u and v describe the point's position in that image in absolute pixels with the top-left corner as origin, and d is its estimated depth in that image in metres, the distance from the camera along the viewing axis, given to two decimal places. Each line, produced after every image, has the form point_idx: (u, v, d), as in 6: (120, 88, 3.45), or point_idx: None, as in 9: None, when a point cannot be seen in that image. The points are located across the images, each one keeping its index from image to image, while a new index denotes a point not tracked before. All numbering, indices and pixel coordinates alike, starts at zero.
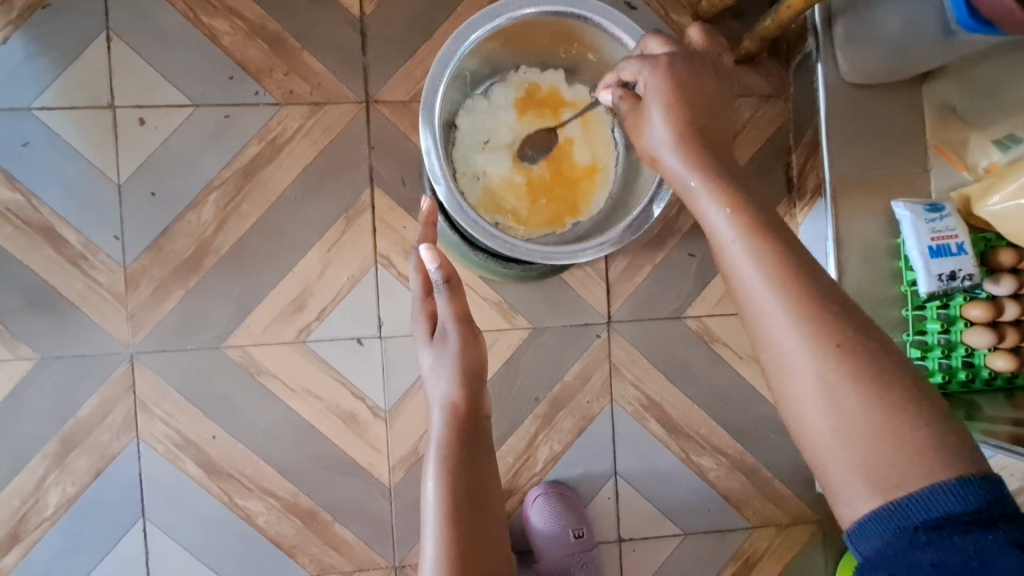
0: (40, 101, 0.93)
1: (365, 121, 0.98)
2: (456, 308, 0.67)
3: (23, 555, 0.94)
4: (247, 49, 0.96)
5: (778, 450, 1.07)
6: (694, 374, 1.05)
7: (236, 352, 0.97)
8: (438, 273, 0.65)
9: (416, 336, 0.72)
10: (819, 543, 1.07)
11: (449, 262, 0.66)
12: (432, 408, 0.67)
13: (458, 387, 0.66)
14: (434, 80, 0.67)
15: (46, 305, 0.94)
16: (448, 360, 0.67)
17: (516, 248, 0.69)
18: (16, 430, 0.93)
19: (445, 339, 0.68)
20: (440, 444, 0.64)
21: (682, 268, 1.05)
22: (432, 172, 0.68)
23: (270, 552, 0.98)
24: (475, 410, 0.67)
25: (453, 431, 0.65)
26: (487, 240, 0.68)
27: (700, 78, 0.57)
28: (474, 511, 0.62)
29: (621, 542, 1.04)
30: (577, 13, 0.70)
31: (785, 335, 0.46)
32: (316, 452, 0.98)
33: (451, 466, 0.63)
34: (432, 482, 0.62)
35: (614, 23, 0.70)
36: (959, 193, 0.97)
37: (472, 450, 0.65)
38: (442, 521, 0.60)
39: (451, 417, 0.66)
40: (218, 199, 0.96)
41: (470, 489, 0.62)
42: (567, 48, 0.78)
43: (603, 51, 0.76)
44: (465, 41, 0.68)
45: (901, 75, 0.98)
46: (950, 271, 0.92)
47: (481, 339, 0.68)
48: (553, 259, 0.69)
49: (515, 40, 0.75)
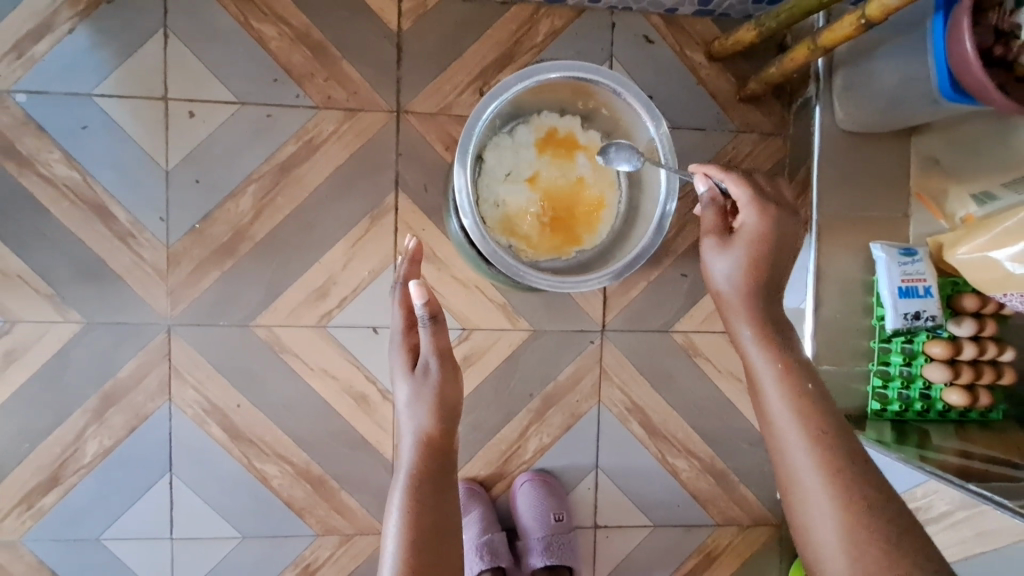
0: (100, 88, 1.01)
1: (395, 128, 1.06)
2: (437, 343, 0.74)
3: (61, 497, 1.05)
4: (291, 54, 1.04)
5: (746, 458, 1.18)
6: (677, 383, 1.15)
7: (262, 331, 1.06)
8: (425, 308, 0.75)
9: (394, 367, 0.76)
10: (776, 543, 1.19)
11: (434, 300, 0.75)
12: (403, 439, 0.69)
13: (432, 419, 0.69)
14: (470, 127, 0.77)
15: (95, 276, 1.03)
16: (427, 392, 0.71)
17: (528, 276, 0.78)
18: (61, 385, 1.04)
19: (425, 371, 0.73)
20: (408, 474, 0.65)
21: (675, 287, 1.14)
22: (461, 205, 0.77)
23: (281, 511, 1.09)
24: (447, 445, 0.68)
25: (424, 461, 0.66)
26: (504, 267, 0.78)
27: (786, 239, 0.71)
28: (436, 544, 0.61)
29: (596, 529, 1.15)
30: (595, 79, 0.80)
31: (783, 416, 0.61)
32: (329, 426, 1.09)
33: (417, 494, 0.63)
34: (397, 514, 0.62)
35: (627, 90, 0.80)
36: (934, 240, 1.06)
37: (440, 483, 0.65)
38: (403, 554, 0.59)
39: (424, 448, 0.67)
40: (256, 191, 1.05)
41: (434, 520, 0.62)
42: (585, 101, 0.87)
43: (615, 108, 0.85)
44: (498, 96, 0.77)
45: (890, 126, 1.05)
46: (915, 311, 1.02)
47: (457, 374, 0.73)
48: (557, 287, 0.78)
49: (540, 92, 0.84)
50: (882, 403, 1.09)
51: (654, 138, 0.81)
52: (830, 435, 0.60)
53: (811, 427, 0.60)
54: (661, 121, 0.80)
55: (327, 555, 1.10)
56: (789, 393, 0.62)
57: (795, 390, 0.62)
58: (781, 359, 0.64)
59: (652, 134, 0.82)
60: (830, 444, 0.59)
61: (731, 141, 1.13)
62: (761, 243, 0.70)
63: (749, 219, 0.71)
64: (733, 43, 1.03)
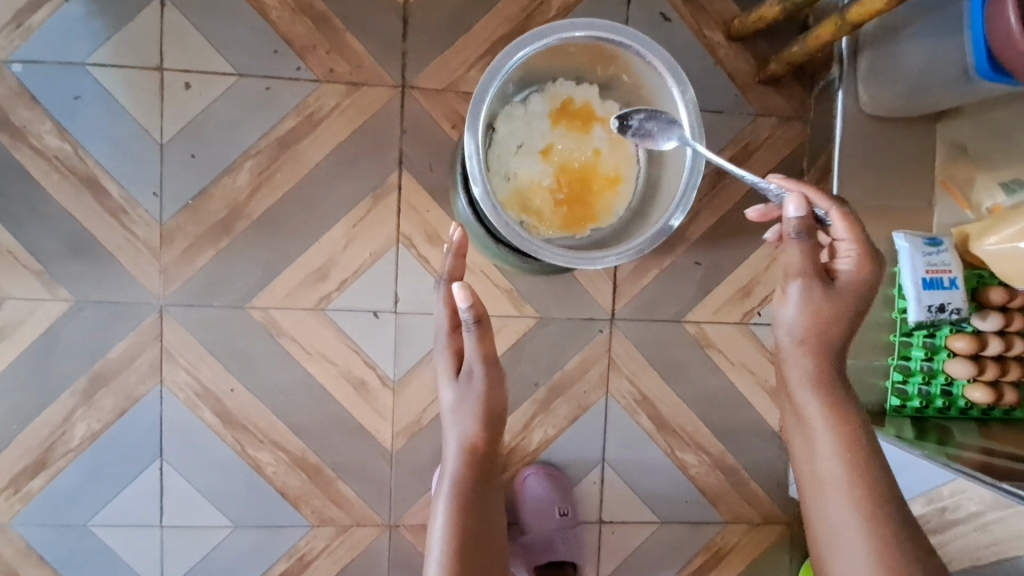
0: (93, 57, 0.97)
1: (400, 104, 1.02)
2: (483, 349, 0.73)
3: (48, 481, 1.01)
4: (293, 25, 0.99)
5: (758, 454, 1.13)
6: (688, 375, 1.11)
7: (258, 313, 1.02)
8: (468, 312, 0.71)
9: (438, 370, 0.76)
10: (787, 543, 1.15)
11: (478, 302, 0.71)
12: (448, 446, 0.70)
13: (479, 429, 0.69)
14: (482, 89, 0.73)
15: (85, 253, 0.99)
16: (472, 399, 0.71)
17: (541, 250, 0.74)
18: (49, 365, 1.00)
19: (470, 378, 0.72)
20: (453, 480, 0.67)
21: (687, 275, 1.10)
22: (472, 172, 0.73)
23: (275, 500, 1.05)
24: (490, 452, 0.70)
25: (467, 468, 0.68)
26: (516, 240, 0.73)
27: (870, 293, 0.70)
28: (478, 547, 0.64)
29: (601, 524, 1.11)
30: (619, 40, 0.76)
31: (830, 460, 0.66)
32: (326, 413, 1.05)
33: (462, 502, 0.65)
34: (442, 519, 0.64)
35: (652, 52, 0.76)
36: (959, 230, 1.01)
37: (482, 488, 0.67)
38: (446, 557, 0.62)
39: (467, 457, 0.68)
40: (254, 167, 1.00)
41: (476, 524, 0.65)
42: (604, 67, 0.83)
43: (636, 74, 0.81)
44: (513, 56, 0.73)
45: (912, 113, 1.01)
46: (940, 303, 0.97)
47: (501, 386, 0.72)
48: (572, 263, 0.74)
49: (557, 56, 0.80)
50: (901, 399, 1.05)
51: (679, 104, 0.77)
52: (873, 489, 0.64)
53: (854, 474, 0.64)
54: (687, 85, 0.76)
55: (323, 547, 1.06)
56: (838, 441, 0.66)
57: (839, 421, 0.66)
58: (830, 397, 0.67)
59: (676, 98, 0.77)
60: (875, 502, 0.63)
61: (749, 126, 1.08)
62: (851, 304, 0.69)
63: (846, 272, 0.70)
64: (754, 21, 0.99)
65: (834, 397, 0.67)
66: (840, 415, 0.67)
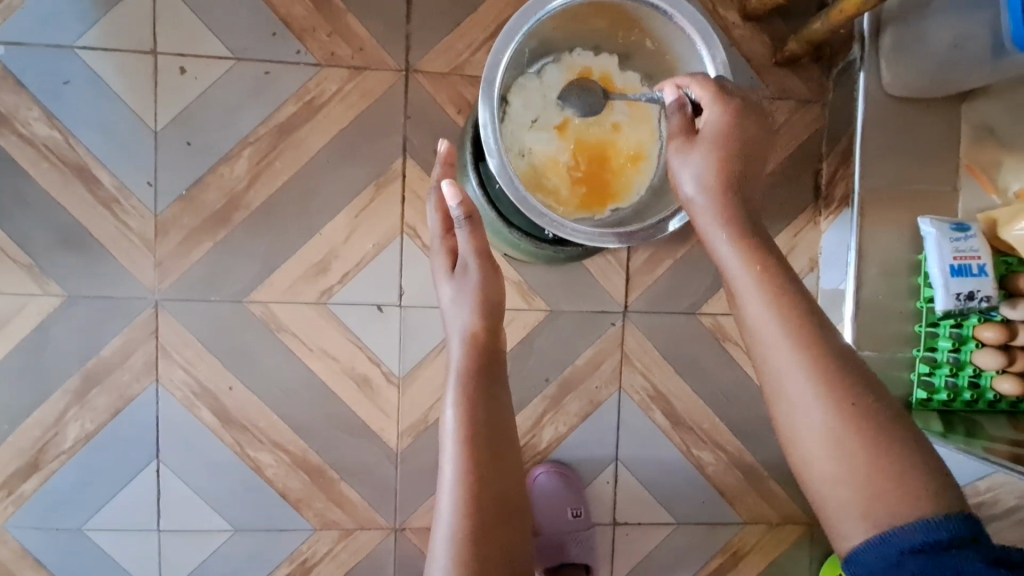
0: (83, 40, 0.93)
1: (403, 89, 0.98)
2: (476, 244, 0.71)
3: (40, 484, 0.97)
4: (292, 6, 0.96)
5: (777, 452, 1.09)
6: (704, 370, 1.07)
7: (258, 307, 0.98)
8: (459, 209, 0.70)
9: (434, 271, 0.74)
10: (807, 543, 1.10)
11: (469, 200, 0.70)
12: (450, 340, 0.68)
13: (478, 317, 0.68)
14: (498, 53, 0.68)
15: (77, 245, 0.95)
16: (469, 290, 0.70)
17: (562, 228, 0.71)
18: (40, 364, 0.96)
19: (466, 271, 0.71)
20: (458, 371, 0.65)
21: (702, 266, 1.06)
22: (487, 144, 0.69)
23: (276, 502, 1.01)
24: (493, 342, 0.68)
25: (472, 358, 0.66)
26: (534, 216, 0.70)
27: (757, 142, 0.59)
28: (494, 438, 0.61)
29: (615, 526, 1.07)
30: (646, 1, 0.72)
31: (763, 322, 0.50)
32: (329, 411, 1.00)
33: (470, 392, 0.63)
34: (452, 408, 0.62)
35: (681, 12, 0.71)
36: (987, 216, 0.97)
37: (490, 378, 0.65)
38: (461, 446, 0.59)
39: (470, 346, 0.67)
40: (252, 154, 0.96)
41: (487, 414, 0.62)
42: (625, 34, 0.80)
43: (661, 39, 0.77)
44: (531, 18, 0.69)
45: (938, 92, 0.98)
46: (969, 291, 0.93)
47: (500, 273, 0.71)
48: (596, 242, 0.72)
49: (577, 20, 0.76)
50: (928, 392, 1.00)
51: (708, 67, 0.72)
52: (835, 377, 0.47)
53: (799, 341, 0.49)
54: (718, 48, 0.71)
55: (326, 551, 1.02)
56: (773, 309, 0.50)
57: (780, 296, 0.50)
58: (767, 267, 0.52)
59: (705, 61, 0.73)
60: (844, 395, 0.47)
61: (765, 108, 1.03)
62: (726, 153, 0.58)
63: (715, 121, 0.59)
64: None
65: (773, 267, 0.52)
66: (787, 293, 0.51)
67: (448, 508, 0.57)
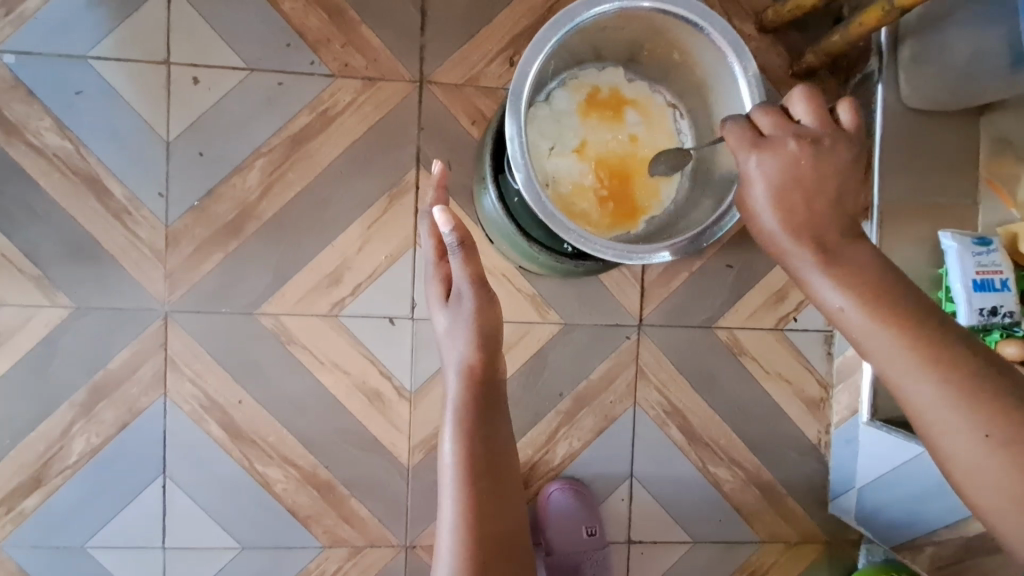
0: (97, 50, 0.93)
1: (418, 100, 0.97)
2: (470, 269, 0.68)
3: (42, 500, 0.95)
4: (306, 17, 0.95)
5: (796, 469, 1.07)
6: (721, 385, 1.05)
7: (269, 320, 0.97)
8: (453, 235, 0.67)
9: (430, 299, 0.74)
10: (826, 563, 1.08)
11: (462, 225, 0.67)
12: (448, 374, 0.66)
13: (473, 349, 0.66)
14: (526, 65, 0.68)
15: (85, 256, 0.94)
16: (465, 320, 0.67)
17: (590, 243, 0.69)
18: (46, 376, 0.94)
19: (459, 299, 0.68)
20: (456, 406, 0.63)
21: (718, 278, 1.04)
22: (514, 158, 0.68)
23: (285, 519, 0.98)
24: (492, 375, 0.66)
25: (469, 392, 0.64)
26: (562, 232, 0.69)
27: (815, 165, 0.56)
28: (494, 475, 0.59)
29: (630, 544, 1.05)
30: (677, 13, 0.71)
31: (857, 321, 0.54)
32: (340, 425, 0.99)
33: (469, 428, 0.61)
34: (449, 445, 0.61)
35: (712, 26, 0.70)
36: (1008, 230, 0.96)
37: (489, 413, 0.63)
38: (460, 483, 0.58)
39: (467, 380, 0.65)
40: (265, 166, 0.96)
41: (486, 449, 0.60)
42: (651, 47, 0.80)
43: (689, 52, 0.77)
44: (559, 30, 0.68)
45: (961, 106, 0.96)
46: (991, 306, 0.92)
47: (496, 302, 0.68)
48: (625, 258, 0.70)
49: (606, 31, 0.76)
50: None
51: (741, 81, 0.72)
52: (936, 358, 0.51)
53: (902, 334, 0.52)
54: (749, 60, 0.71)
55: (335, 569, 0.99)
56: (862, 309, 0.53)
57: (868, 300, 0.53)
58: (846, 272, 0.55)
59: (737, 76, 0.72)
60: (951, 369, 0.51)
61: None
62: (788, 185, 0.56)
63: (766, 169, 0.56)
64: (789, 10, 0.94)
65: (847, 265, 0.55)
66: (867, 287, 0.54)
67: (447, 545, 0.56)
